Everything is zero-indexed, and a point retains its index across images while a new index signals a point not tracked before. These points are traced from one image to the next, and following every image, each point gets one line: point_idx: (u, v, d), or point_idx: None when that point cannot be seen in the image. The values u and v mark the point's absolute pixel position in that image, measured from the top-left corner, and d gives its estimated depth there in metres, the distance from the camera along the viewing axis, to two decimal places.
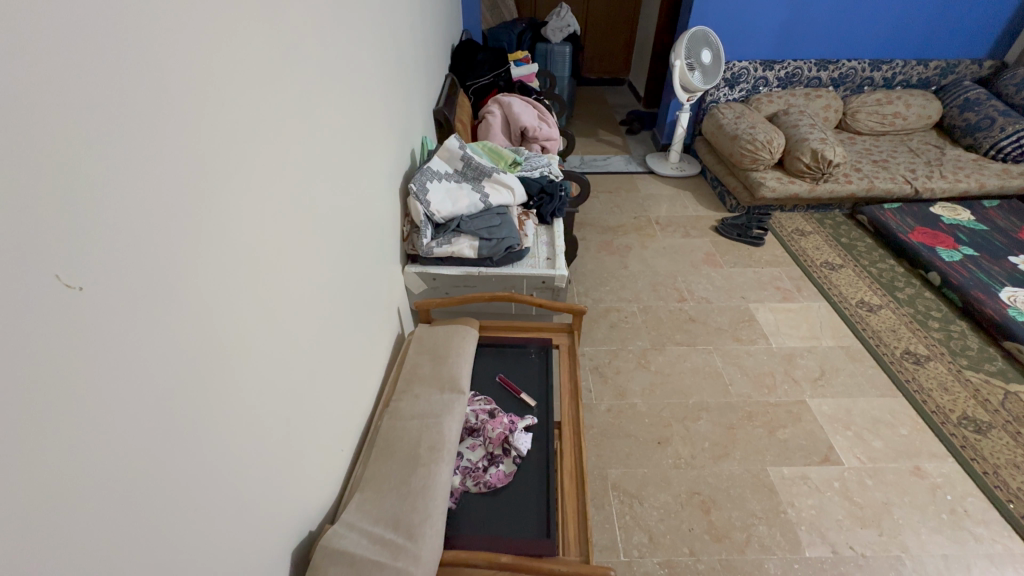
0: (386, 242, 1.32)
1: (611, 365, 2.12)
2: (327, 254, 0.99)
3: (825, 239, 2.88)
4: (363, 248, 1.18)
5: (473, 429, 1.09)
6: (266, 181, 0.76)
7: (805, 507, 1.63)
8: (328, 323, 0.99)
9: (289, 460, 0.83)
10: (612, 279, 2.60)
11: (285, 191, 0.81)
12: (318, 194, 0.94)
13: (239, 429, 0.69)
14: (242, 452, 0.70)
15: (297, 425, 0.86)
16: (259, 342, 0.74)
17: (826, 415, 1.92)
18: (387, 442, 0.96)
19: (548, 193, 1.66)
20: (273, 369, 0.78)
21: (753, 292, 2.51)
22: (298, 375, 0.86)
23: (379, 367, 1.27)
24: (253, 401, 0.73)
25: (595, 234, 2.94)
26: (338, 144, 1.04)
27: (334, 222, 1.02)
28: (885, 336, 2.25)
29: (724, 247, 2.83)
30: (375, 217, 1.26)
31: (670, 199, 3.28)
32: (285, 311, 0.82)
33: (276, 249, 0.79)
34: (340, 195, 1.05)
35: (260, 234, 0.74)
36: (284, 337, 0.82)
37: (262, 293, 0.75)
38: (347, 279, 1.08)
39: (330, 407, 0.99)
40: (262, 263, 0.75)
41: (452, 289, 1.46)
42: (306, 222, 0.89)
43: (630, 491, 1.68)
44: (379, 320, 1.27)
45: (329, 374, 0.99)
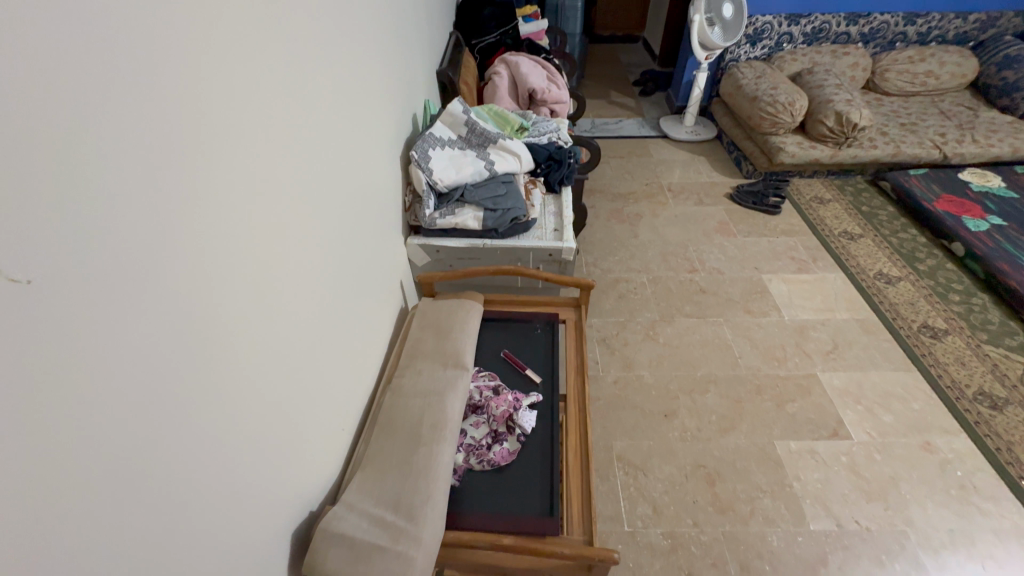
0: (389, 214, 1.28)
1: (619, 337, 2.09)
2: (327, 228, 0.95)
3: (845, 207, 2.77)
4: (365, 220, 1.14)
5: (477, 406, 1.07)
6: (260, 155, 0.71)
7: (811, 481, 1.63)
8: (329, 299, 0.96)
9: (292, 440, 0.82)
10: (621, 248, 2.53)
11: (281, 165, 0.77)
12: (317, 166, 0.89)
13: (238, 413, 0.68)
14: (243, 435, 0.69)
15: (298, 404, 0.84)
16: (257, 323, 0.72)
17: (837, 389, 1.89)
18: (389, 419, 0.95)
19: (556, 160, 1.59)
20: (273, 350, 0.76)
21: (767, 262, 2.44)
22: (299, 354, 0.85)
23: (383, 340, 1.25)
24: (252, 384, 0.71)
25: (606, 201, 2.85)
26: (338, 112, 0.99)
27: (334, 195, 0.97)
28: (902, 309, 2.19)
29: (739, 215, 2.74)
30: (377, 188, 1.21)
31: (684, 164, 3.16)
32: (283, 290, 0.79)
33: (273, 226, 0.75)
34: (340, 166, 1.00)
35: (254, 211, 0.70)
36: (283, 317, 0.79)
37: (259, 273, 0.72)
38: (348, 253, 1.05)
39: (331, 384, 0.98)
40: (258, 242, 0.71)
41: (456, 261, 1.42)
42: (304, 196, 0.85)
43: (635, 463, 1.68)
44: (382, 295, 1.25)
45: (331, 351, 0.97)
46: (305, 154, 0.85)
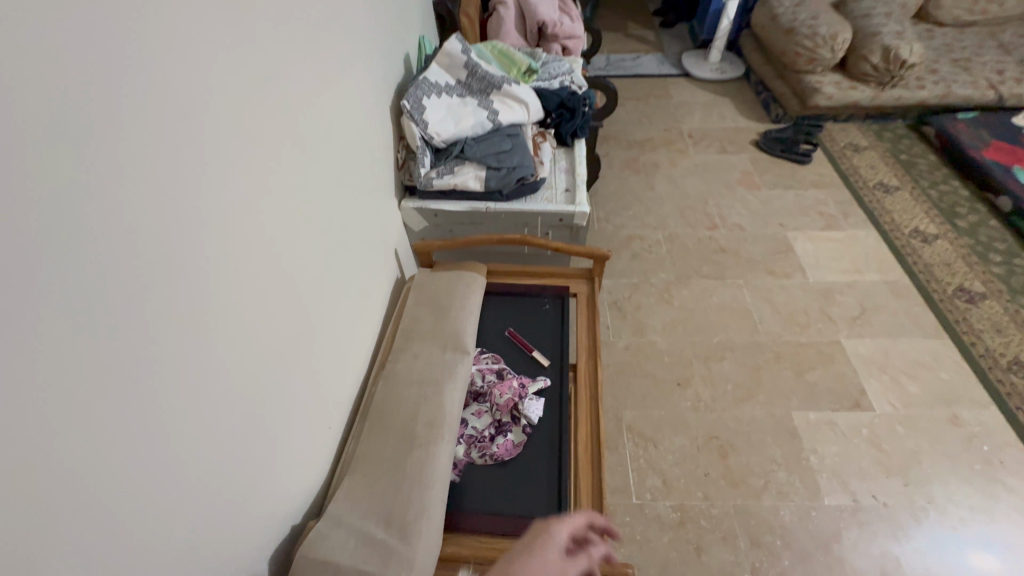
0: (378, 176, 1.14)
1: (631, 300, 1.98)
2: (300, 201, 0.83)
3: (882, 156, 2.54)
4: (350, 186, 1.01)
5: (479, 393, 0.98)
6: (193, 120, 0.59)
7: (829, 454, 1.57)
8: (309, 281, 0.86)
9: (271, 438, 0.76)
10: (636, 203, 2.36)
11: (226, 129, 0.65)
12: (277, 126, 0.76)
13: (196, 420, 0.60)
14: (206, 444, 0.62)
15: (275, 401, 0.77)
16: (209, 318, 0.62)
17: (861, 357, 1.79)
18: (380, 413, 0.87)
19: (569, 108, 1.40)
20: (235, 346, 0.67)
21: (793, 218, 2.27)
22: (271, 347, 0.76)
23: (377, 316, 1.16)
24: (211, 385, 0.63)
25: (620, 149, 2.64)
26: (305, 56, 0.84)
27: (308, 161, 0.85)
28: (937, 270, 2.04)
29: (765, 164, 2.53)
30: (364, 147, 1.07)
31: (706, 107, 2.89)
32: (244, 276, 0.69)
33: (222, 205, 0.64)
34: (315, 125, 0.87)
35: (191, 188, 0.59)
36: (246, 307, 0.69)
37: (208, 261, 0.62)
38: (331, 223, 0.94)
39: (318, 374, 0.89)
40: (202, 225, 0.61)
41: (456, 226, 1.29)
42: (263, 166, 0.73)
43: (645, 434, 1.62)
44: (376, 267, 1.14)
45: (316, 337, 0.89)
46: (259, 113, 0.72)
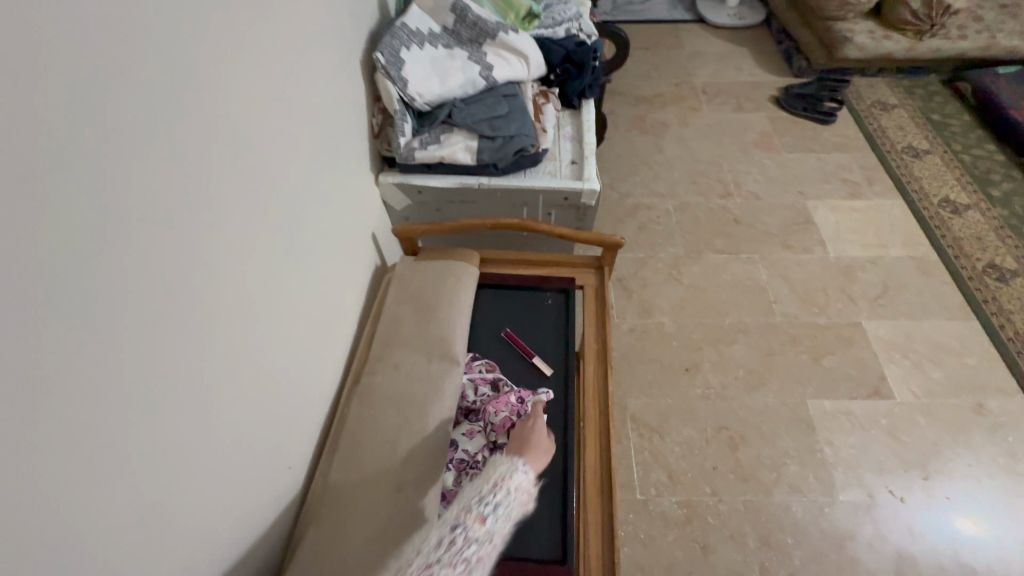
0: (349, 154, 0.97)
1: (637, 277, 1.83)
2: (269, 190, 0.72)
3: (912, 115, 2.33)
4: (316, 169, 0.85)
5: (471, 409, 0.84)
6: (139, 96, 0.50)
7: (844, 446, 1.47)
8: (274, 283, 0.74)
9: (249, 453, 0.69)
10: (644, 168, 2.16)
11: (181, 107, 0.55)
12: (241, 102, 0.65)
13: (167, 442, 0.55)
14: (177, 466, 0.56)
15: (252, 414, 0.70)
16: (173, 329, 0.55)
17: (882, 341, 1.67)
18: (353, 444, 0.75)
19: (576, 62, 1.19)
20: (206, 358, 0.60)
21: (813, 185, 2.09)
22: (241, 359, 0.67)
23: (352, 318, 1.01)
24: (181, 401, 0.56)
25: (627, 107, 2.40)
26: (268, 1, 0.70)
27: (271, 142, 0.72)
28: (967, 245, 1.89)
29: (784, 125, 2.31)
30: (331, 120, 0.90)
31: (722, 58, 2.63)
32: (208, 280, 0.60)
33: (180, 198, 0.55)
34: (281, 92, 0.74)
35: (141, 180, 0.50)
36: (214, 315, 0.61)
37: (167, 263, 0.54)
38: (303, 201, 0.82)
39: (284, 393, 0.78)
40: (157, 223, 0.52)
41: (444, 205, 1.11)
42: (227, 151, 0.63)
43: (651, 425, 1.51)
44: (348, 262, 0.99)
45: (282, 351, 0.77)
46: (220, 86, 0.61)
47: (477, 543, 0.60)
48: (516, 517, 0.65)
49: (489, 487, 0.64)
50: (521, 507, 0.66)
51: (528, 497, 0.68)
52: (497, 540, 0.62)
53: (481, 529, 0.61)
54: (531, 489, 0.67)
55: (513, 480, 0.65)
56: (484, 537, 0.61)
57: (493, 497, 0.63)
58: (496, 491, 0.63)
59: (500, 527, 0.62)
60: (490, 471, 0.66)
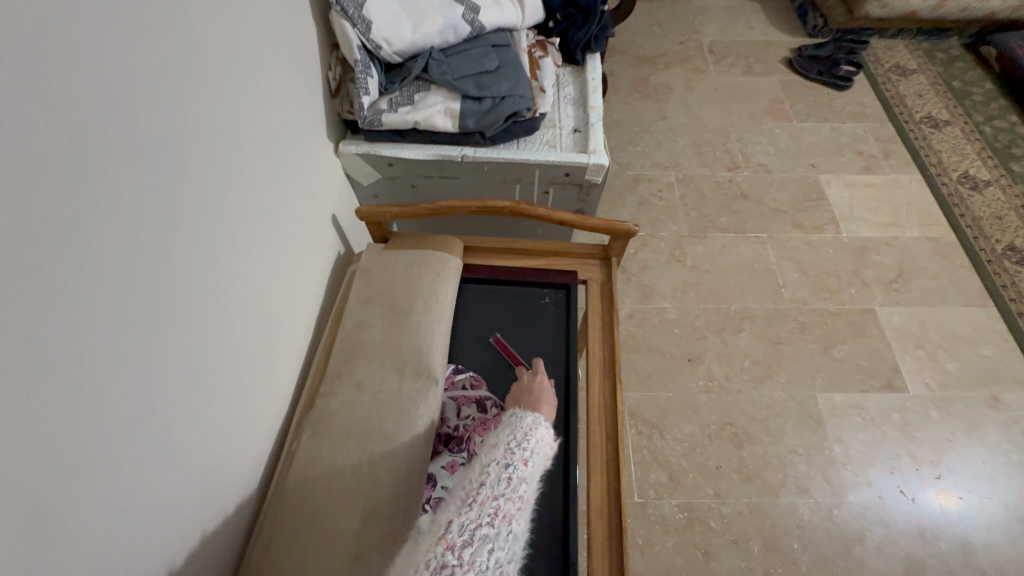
0: (306, 122, 0.79)
1: (636, 258, 1.68)
2: (216, 164, 0.58)
3: (932, 81, 2.16)
4: (268, 132, 0.70)
5: (452, 435, 0.70)
6: (28, 27, 0.37)
7: (855, 443, 1.38)
8: (240, 253, 0.64)
9: (202, 479, 0.59)
10: (645, 136, 1.97)
11: (90, 49, 0.42)
12: (173, 50, 0.51)
13: (97, 474, 0.44)
14: (113, 501, 0.46)
15: (206, 433, 0.59)
16: (98, 336, 0.44)
17: (896, 329, 1.57)
18: (305, 490, 0.60)
19: (581, 8, 1.00)
20: (143, 369, 0.49)
21: (826, 158, 1.93)
22: (206, 343, 0.58)
23: (309, 322, 0.84)
24: (115, 423, 0.46)
25: (627, 67, 2.19)
26: None
27: (209, 105, 0.57)
28: (986, 225, 1.77)
29: (797, 90, 2.13)
30: (281, 78, 0.72)
31: (731, 14, 2.40)
32: (141, 276, 0.48)
33: (110, 161, 0.44)
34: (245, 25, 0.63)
35: (37, 143, 0.38)
36: (150, 318, 0.50)
37: (87, 254, 0.42)
38: (272, 158, 0.71)
39: (232, 417, 0.64)
40: (65, 201, 0.40)
41: (420, 182, 0.93)
42: (187, 92, 0.54)
43: (650, 421, 1.40)
44: (307, 254, 0.82)
45: (229, 367, 0.63)
46: (143, 27, 0.47)
47: (527, 482, 0.56)
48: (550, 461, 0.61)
49: (523, 425, 0.60)
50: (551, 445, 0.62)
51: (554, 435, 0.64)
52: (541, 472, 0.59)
53: (529, 460, 0.57)
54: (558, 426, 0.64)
55: (542, 418, 0.61)
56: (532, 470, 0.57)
57: (529, 442, 0.58)
58: (527, 437, 0.59)
59: (542, 460, 0.59)
60: (512, 420, 0.61)
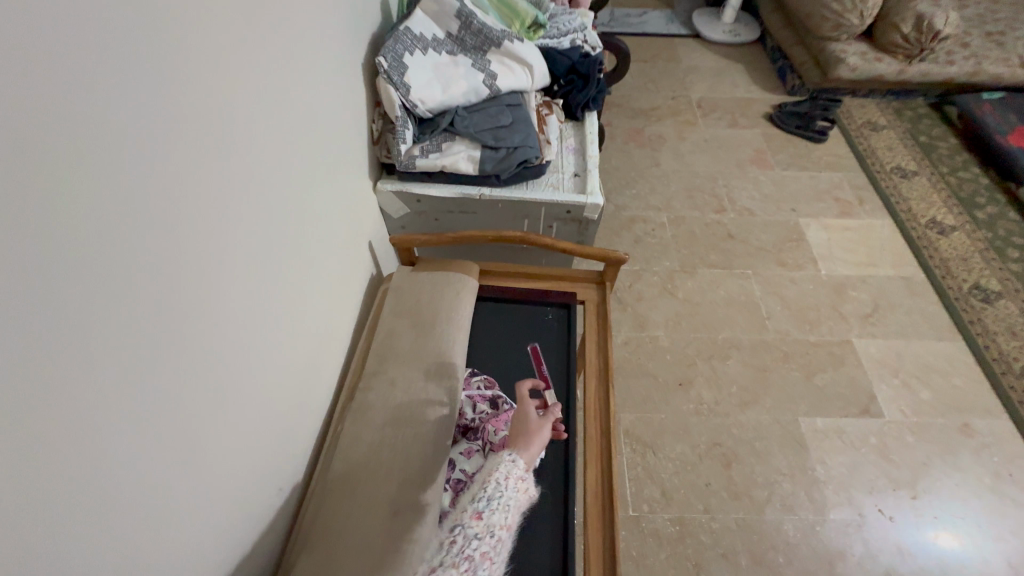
0: (326, 153, 0.85)
1: (632, 290, 1.82)
2: (291, 211, 0.76)
3: (900, 137, 2.38)
4: (333, 190, 0.90)
5: (469, 427, 0.82)
6: (86, 71, 0.41)
7: (836, 465, 1.47)
8: (313, 288, 0.85)
9: (209, 488, 0.61)
10: (640, 180, 2.16)
11: (136, 89, 0.47)
12: (291, 155, 0.75)
13: (106, 481, 0.46)
14: (241, 470, 0.67)
15: (213, 444, 0.61)
16: (236, 348, 0.64)
17: (873, 359, 1.69)
18: (346, 469, 0.71)
19: (581, 74, 1.19)
20: (156, 380, 0.52)
21: (806, 203, 2.11)
22: (291, 358, 0.79)
23: (321, 339, 0.88)
24: (126, 433, 0.48)
25: (624, 118, 2.41)
26: (319, 39, 0.80)
27: (236, 137, 0.61)
28: (954, 266, 1.92)
29: (779, 142, 2.34)
30: (307, 115, 0.78)
31: (717, 73, 2.65)
32: (165, 292, 0.52)
33: (257, 241, 0.68)
34: (326, 118, 0.85)
35: (198, 211, 0.56)
36: (259, 337, 0.70)
37: (116, 271, 0.46)
38: (332, 206, 0.89)
39: (286, 410, 0.78)
40: (105, 223, 0.44)
41: (442, 215, 1.09)
42: (294, 179, 0.76)
43: (644, 440, 1.50)
44: (323, 276, 0.88)
45: (240, 381, 0.66)
46: (185, 68, 0.52)
47: (478, 539, 0.61)
48: (519, 506, 0.66)
49: (484, 485, 0.66)
50: (522, 500, 0.67)
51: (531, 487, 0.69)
52: (503, 534, 0.63)
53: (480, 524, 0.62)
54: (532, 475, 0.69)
55: (503, 474, 0.67)
56: (486, 532, 0.62)
57: (485, 492, 0.65)
58: (485, 484, 0.66)
59: (501, 520, 0.63)
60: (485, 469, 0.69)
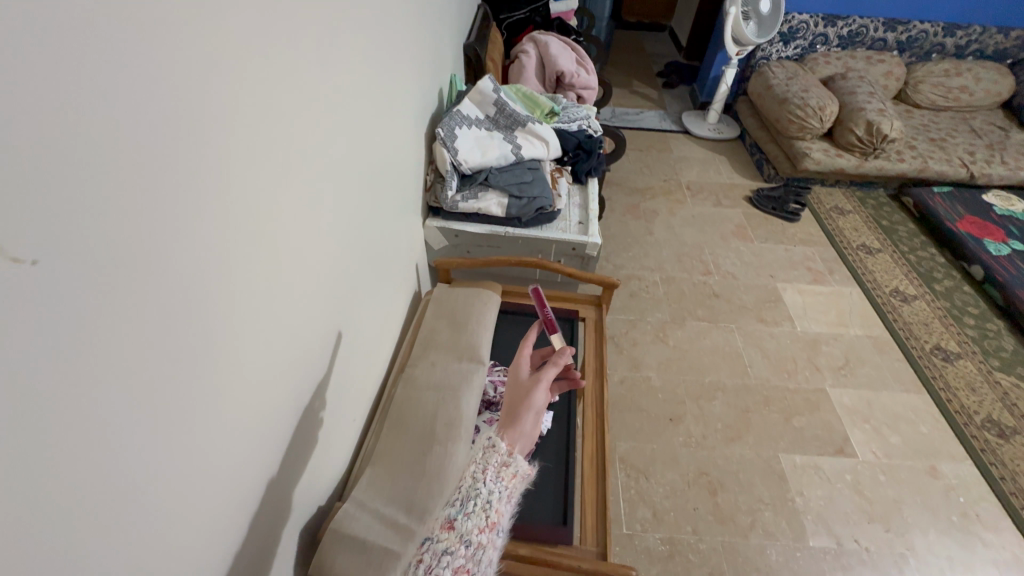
0: (359, 167, 0.90)
1: (628, 336, 2.05)
2: (366, 224, 0.96)
3: (865, 220, 2.71)
4: (398, 217, 1.16)
5: (491, 402, 1.04)
6: (98, 32, 0.36)
7: (814, 498, 1.61)
8: (377, 289, 1.06)
9: (215, 490, 0.57)
10: (635, 245, 2.48)
11: (152, 56, 0.42)
12: (373, 184, 0.97)
13: (57, 508, 0.38)
14: (297, 441, 0.77)
15: (199, 457, 0.54)
16: (316, 325, 0.79)
17: (846, 407, 1.86)
18: (399, 414, 0.91)
19: (586, 150, 1.52)
20: (143, 381, 0.45)
21: (782, 271, 2.39)
22: (353, 342, 0.96)
23: (320, 345, 0.81)
24: (152, 418, 0.46)
25: (622, 195, 2.79)
26: (400, 112, 1.11)
27: (254, 117, 0.56)
28: (916, 329, 2.15)
29: (757, 220, 2.68)
30: (330, 106, 0.75)
31: (703, 162, 3.08)
32: (175, 279, 0.47)
33: (338, 241, 0.84)
34: (397, 163, 1.12)
35: (291, 215, 0.67)
36: (326, 322, 0.82)
37: (124, 254, 0.41)
38: (396, 230, 1.15)
39: (356, 379, 0.98)
40: (114, 202, 0.39)
41: (474, 248, 1.37)
42: (371, 201, 0.98)
43: (637, 466, 1.65)
44: (332, 275, 0.83)
45: (232, 386, 0.59)
46: (209, 41, 0.48)
47: (459, 545, 0.64)
48: (502, 499, 0.68)
49: (462, 488, 0.69)
50: (505, 488, 0.69)
51: (520, 468, 0.71)
52: (481, 537, 0.65)
53: (453, 534, 0.66)
54: (517, 458, 0.71)
55: (481, 469, 0.70)
56: (461, 542, 0.65)
57: (459, 496, 0.68)
58: (462, 486, 0.69)
59: (477, 524, 0.66)
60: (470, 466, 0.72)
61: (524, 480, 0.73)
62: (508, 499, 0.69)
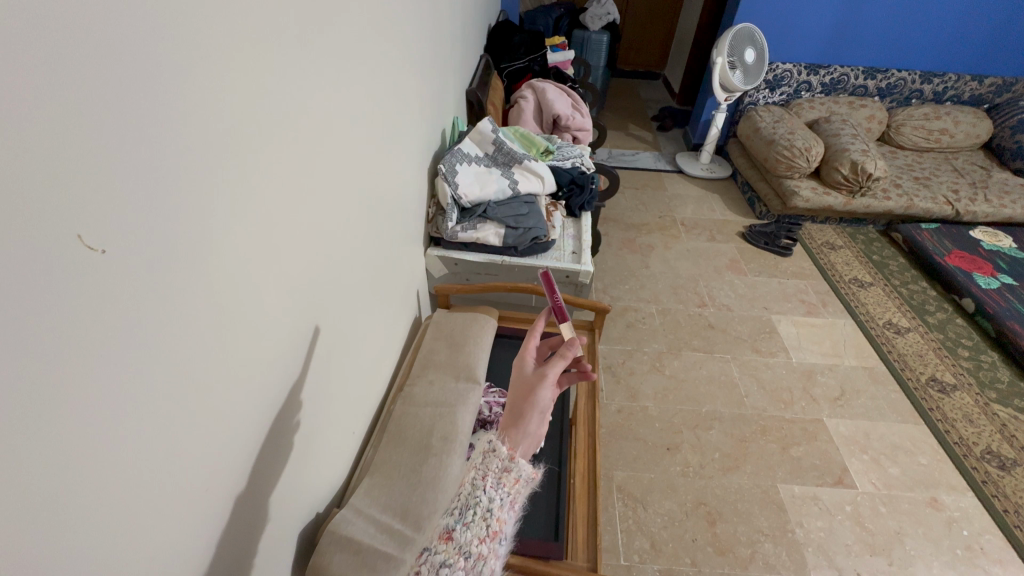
0: (360, 191, 0.96)
1: (624, 365, 2.08)
2: (362, 244, 1.00)
3: (856, 255, 2.79)
4: (399, 244, 1.22)
5: (486, 420, 1.09)
6: (105, 59, 0.39)
7: (814, 529, 1.59)
8: (376, 310, 1.10)
9: (201, 501, 0.58)
10: (632, 278, 2.55)
11: (156, 86, 0.45)
12: (372, 208, 1.03)
13: (35, 521, 0.38)
14: (290, 455, 0.78)
15: (182, 475, 0.54)
16: (312, 337, 0.82)
17: (843, 437, 1.87)
18: (398, 427, 0.95)
19: (579, 185, 1.62)
20: (128, 398, 0.46)
21: (777, 303, 2.44)
22: (351, 359, 0.99)
23: (306, 365, 0.81)
24: (140, 425, 0.47)
25: (619, 230, 2.89)
26: (401, 146, 1.18)
27: (246, 142, 0.59)
28: (911, 360, 2.17)
29: (750, 254, 2.76)
30: (320, 131, 0.77)
31: (698, 200, 3.19)
32: (168, 294, 0.49)
33: (336, 258, 0.88)
34: (398, 194, 1.19)
35: (286, 229, 0.70)
36: (322, 336, 0.85)
37: (123, 269, 0.43)
38: (396, 256, 1.20)
39: (355, 395, 1.02)
40: (113, 219, 0.41)
41: (472, 276, 1.45)
42: (369, 221, 1.02)
43: (635, 495, 1.65)
44: (320, 295, 0.83)
45: (214, 405, 0.58)
46: (207, 62, 0.51)
47: (465, 555, 0.69)
48: (505, 507, 0.73)
49: (462, 497, 0.74)
50: (507, 494, 0.73)
51: (523, 473, 0.74)
52: (482, 548, 0.70)
53: (452, 546, 0.70)
54: (518, 462, 0.74)
55: (481, 476, 0.74)
56: (460, 554, 0.69)
57: (460, 508, 0.73)
58: (463, 497, 0.73)
59: (477, 534, 0.70)
60: (469, 473, 0.76)
61: (527, 484, 0.76)
62: (511, 505, 0.73)
